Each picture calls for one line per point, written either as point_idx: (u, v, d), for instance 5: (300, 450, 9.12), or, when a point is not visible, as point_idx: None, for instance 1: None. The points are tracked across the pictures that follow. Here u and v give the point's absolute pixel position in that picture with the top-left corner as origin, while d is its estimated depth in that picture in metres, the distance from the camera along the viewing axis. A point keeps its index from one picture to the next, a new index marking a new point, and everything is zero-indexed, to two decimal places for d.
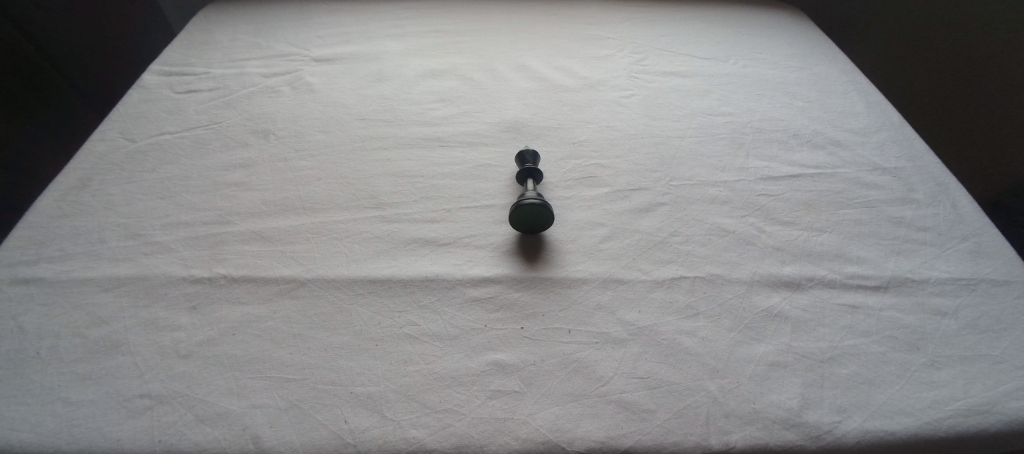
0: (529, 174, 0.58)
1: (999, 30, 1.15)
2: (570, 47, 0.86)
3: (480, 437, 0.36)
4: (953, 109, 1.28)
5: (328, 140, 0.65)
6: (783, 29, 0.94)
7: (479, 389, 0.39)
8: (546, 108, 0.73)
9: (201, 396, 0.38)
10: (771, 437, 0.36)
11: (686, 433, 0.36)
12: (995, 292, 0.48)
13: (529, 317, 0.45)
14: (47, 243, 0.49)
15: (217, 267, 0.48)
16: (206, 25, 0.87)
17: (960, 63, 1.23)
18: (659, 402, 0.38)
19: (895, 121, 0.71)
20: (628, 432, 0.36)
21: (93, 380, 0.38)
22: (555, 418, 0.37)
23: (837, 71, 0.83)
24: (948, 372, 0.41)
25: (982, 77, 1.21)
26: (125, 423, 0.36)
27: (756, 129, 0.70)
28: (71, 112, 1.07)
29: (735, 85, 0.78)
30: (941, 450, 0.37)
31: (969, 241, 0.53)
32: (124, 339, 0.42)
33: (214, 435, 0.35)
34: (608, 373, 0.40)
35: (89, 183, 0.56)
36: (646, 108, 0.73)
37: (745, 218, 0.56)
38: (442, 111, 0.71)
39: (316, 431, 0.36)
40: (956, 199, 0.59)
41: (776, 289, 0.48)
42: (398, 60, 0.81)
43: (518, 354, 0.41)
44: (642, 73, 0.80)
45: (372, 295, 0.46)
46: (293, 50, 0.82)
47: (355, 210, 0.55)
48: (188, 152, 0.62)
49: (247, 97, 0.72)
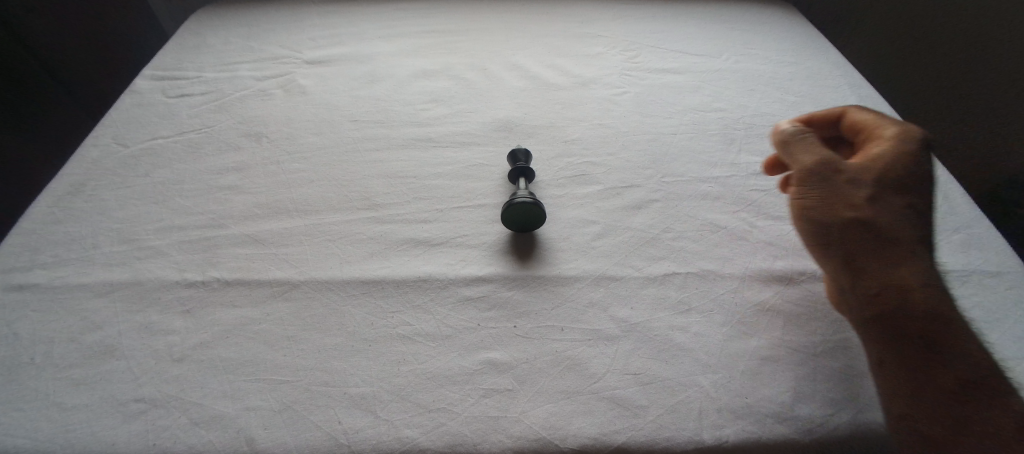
0: (522, 174, 0.58)
1: (992, 24, 1.14)
2: (562, 45, 0.86)
3: (473, 435, 0.36)
4: (942, 102, 1.27)
5: (321, 143, 0.65)
6: (775, 24, 0.94)
7: (472, 388, 0.39)
8: (538, 107, 0.73)
9: (196, 399, 0.38)
10: (763, 433, 0.36)
11: (678, 428, 0.37)
12: (989, 283, 0.48)
13: (522, 315, 0.45)
14: (42, 249, 0.49)
15: (210, 271, 0.48)
16: (199, 29, 0.87)
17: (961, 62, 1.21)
18: (652, 398, 0.38)
19: (888, 115, 0.72)
20: (621, 428, 0.37)
21: (88, 385, 0.39)
22: (549, 415, 0.37)
23: (829, 66, 0.83)
24: None
25: (972, 71, 1.20)
26: (119, 427, 0.36)
27: (748, 125, 0.70)
28: (63, 113, 1.04)
29: (728, 80, 0.79)
30: None
31: (961, 232, 0.54)
32: (118, 344, 0.42)
33: (208, 437, 0.36)
34: (602, 369, 0.41)
35: (83, 188, 0.57)
36: (637, 105, 0.73)
37: (737, 213, 0.56)
38: (435, 111, 0.71)
39: (310, 432, 0.36)
40: (948, 191, 0.59)
41: (769, 284, 0.48)
42: (391, 60, 0.82)
43: (511, 353, 0.42)
44: (635, 71, 0.80)
45: (366, 297, 0.46)
46: (286, 53, 0.82)
47: (348, 212, 0.55)
48: (181, 156, 0.62)
49: (239, 101, 0.72)
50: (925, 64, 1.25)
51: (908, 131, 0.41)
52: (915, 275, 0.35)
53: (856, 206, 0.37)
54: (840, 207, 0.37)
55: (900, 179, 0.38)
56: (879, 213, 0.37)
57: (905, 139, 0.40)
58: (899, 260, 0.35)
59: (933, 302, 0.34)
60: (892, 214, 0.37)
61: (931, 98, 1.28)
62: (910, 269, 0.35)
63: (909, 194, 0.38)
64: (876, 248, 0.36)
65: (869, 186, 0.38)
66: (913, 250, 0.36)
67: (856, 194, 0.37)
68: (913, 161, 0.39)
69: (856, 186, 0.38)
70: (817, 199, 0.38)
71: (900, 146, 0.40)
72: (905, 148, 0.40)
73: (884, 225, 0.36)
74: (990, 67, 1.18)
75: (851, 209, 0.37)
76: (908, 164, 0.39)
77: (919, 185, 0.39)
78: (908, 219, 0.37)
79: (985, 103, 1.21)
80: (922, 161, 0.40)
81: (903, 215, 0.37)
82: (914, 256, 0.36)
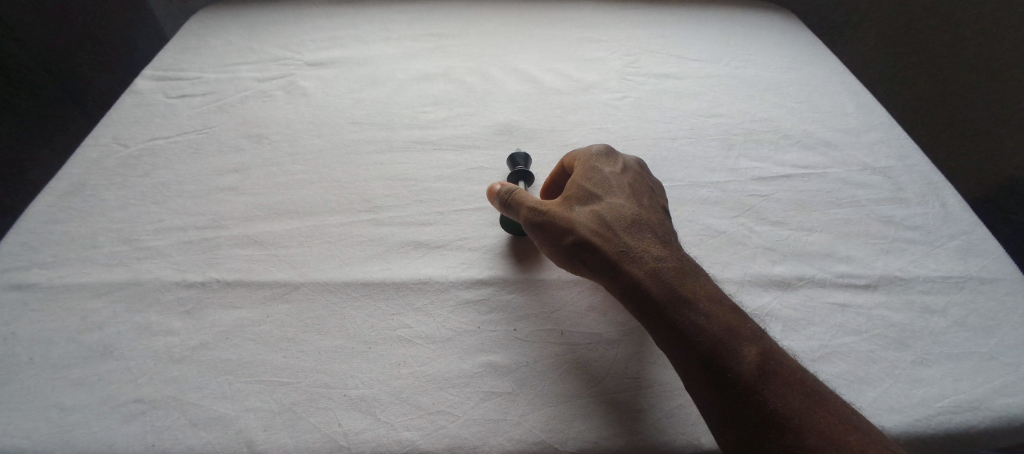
0: (521, 177, 0.58)
1: (989, 25, 1.14)
2: (563, 50, 0.87)
3: (473, 438, 0.37)
4: (943, 104, 1.26)
5: (322, 144, 0.65)
6: (774, 31, 0.95)
7: (472, 391, 0.40)
8: (539, 111, 0.73)
9: (196, 400, 0.38)
10: (636, 433, 0.38)
11: (676, 432, 0.38)
12: (983, 289, 0.50)
13: (521, 319, 0.45)
14: (41, 248, 0.49)
15: (210, 272, 0.48)
16: (201, 30, 0.87)
17: (962, 66, 1.20)
18: (650, 402, 0.40)
19: (885, 122, 0.72)
20: (619, 431, 0.38)
21: (87, 385, 0.39)
22: (548, 418, 0.38)
23: (827, 72, 0.83)
24: (938, 369, 0.43)
25: (972, 72, 1.19)
26: (119, 428, 0.37)
27: (747, 131, 0.70)
28: (68, 111, 1.01)
29: (727, 86, 0.79)
30: (919, 446, 0.39)
31: (958, 239, 0.55)
32: (116, 344, 0.42)
33: (207, 438, 0.36)
34: (600, 372, 0.41)
35: (82, 188, 0.57)
36: (637, 110, 0.73)
37: (736, 218, 0.57)
38: (435, 114, 0.71)
39: (310, 435, 0.37)
40: (944, 198, 0.60)
41: (767, 289, 0.49)
42: (392, 63, 0.82)
43: (512, 356, 0.42)
44: (635, 76, 0.81)
45: (367, 299, 0.46)
46: (287, 54, 0.82)
47: (348, 214, 0.55)
48: (182, 157, 0.62)
49: (240, 101, 0.72)
50: (926, 66, 1.25)
51: (586, 155, 0.51)
52: (627, 264, 0.42)
53: (568, 232, 0.44)
54: (557, 240, 0.45)
55: (589, 194, 0.47)
56: (582, 229, 0.44)
57: (581, 165, 0.50)
58: (611, 260, 0.42)
59: (644, 282, 0.41)
60: (593, 225, 0.44)
61: (932, 100, 1.27)
62: (618, 263, 0.42)
63: (602, 199, 0.46)
64: (594, 259, 0.43)
65: (568, 212, 0.45)
66: (625, 249, 0.43)
67: (562, 224, 0.45)
68: (587, 176, 0.49)
69: (560, 215, 0.45)
70: (544, 239, 0.46)
71: (581, 172, 0.49)
72: (585, 171, 0.49)
73: (591, 239, 0.43)
74: (989, 67, 1.16)
75: (565, 236, 0.44)
76: (591, 182, 0.48)
77: (605, 189, 0.47)
78: (608, 222, 0.45)
79: (982, 109, 1.20)
80: (600, 172, 0.49)
81: (601, 221, 0.45)
82: (621, 250, 0.43)
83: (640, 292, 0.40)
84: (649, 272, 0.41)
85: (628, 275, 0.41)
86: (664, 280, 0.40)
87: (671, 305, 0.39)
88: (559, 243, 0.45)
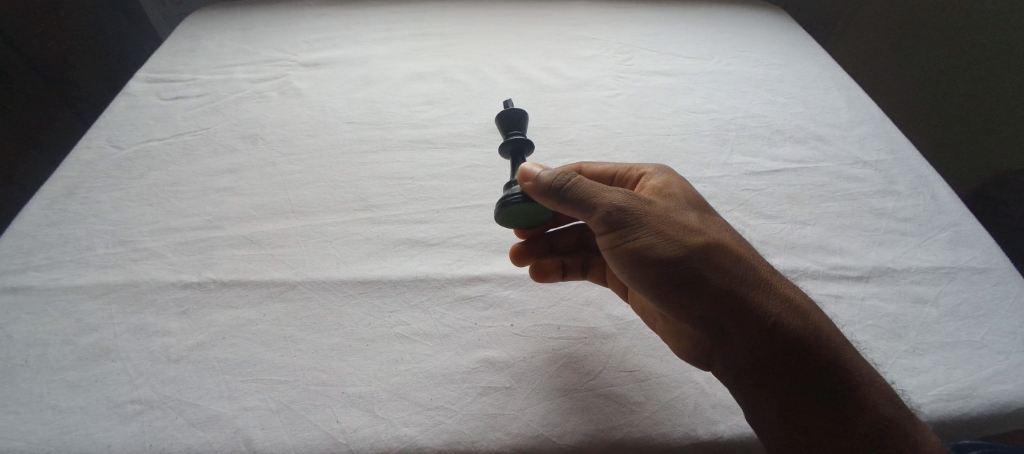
0: (519, 147, 0.52)
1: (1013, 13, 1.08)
2: (557, 49, 0.87)
3: (472, 432, 0.38)
4: (954, 95, 1.23)
5: (318, 144, 0.65)
6: (766, 27, 0.95)
7: (470, 387, 0.40)
8: (533, 108, 0.73)
9: (192, 400, 0.38)
10: (639, 427, 0.38)
11: (673, 424, 0.38)
12: (975, 279, 0.50)
13: (518, 314, 0.45)
14: (35, 251, 0.49)
15: (205, 272, 0.48)
16: (194, 32, 0.87)
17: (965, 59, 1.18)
18: (648, 394, 0.40)
19: (875, 116, 0.73)
20: (617, 423, 0.38)
21: (83, 387, 0.39)
22: (545, 413, 0.39)
23: (818, 68, 0.84)
24: (930, 358, 0.44)
25: (988, 62, 1.15)
26: (115, 429, 0.37)
27: (740, 126, 0.70)
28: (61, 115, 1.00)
29: (719, 82, 0.80)
30: None
31: (948, 230, 0.55)
32: (113, 345, 0.42)
33: (205, 438, 0.37)
34: (620, 379, 0.41)
35: (76, 191, 0.56)
36: (632, 107, 0.74)
37: (729, 212, 0.57)
38: (430, 113, 0.72)
39: (308, 432, 0.37)
40: (935, 190, 0.61)
41: None
42: (386, 63, 0.82)
43: (508, 351, 0.42)
44: (628, 73, 0.81)
45: (363, 296, 0.46)
46: (281, 56, 0.82)
47: (344, 213, 0.55)
48: (176, 158, 0.62)
49: (235, 103, 0.72)
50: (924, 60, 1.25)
51: (670, 169, 0.50)
52: (768, 284, 0.39)
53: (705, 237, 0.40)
54: (684, 237, 0.39)
55: (696, 202, 0.45)
56: (710, 234, 0.40)
57: (671, 176, 0.49)
58: (745, 269, 0.39)
59: (788, 299, 0.38)
60: (717, 232, 0.41)
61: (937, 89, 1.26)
62: (751, 273, 0.39)
63: (710, 211, 0.45)
64: (737, 272, 0.39)
65: (692, 218, 0.42)
66: (763, 268, 0.40)
67: (687, 223, 0.40)
68: (690, 189, 0.47)
69: (687, 220, 0.41)
70: (665, 233, 0.39)
71: (676, 182, 0.48)
72: (681, 183, 0.48)
73: (732, 251, 0.40)
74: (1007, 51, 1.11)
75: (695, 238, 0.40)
76: (696, 195, 0.46)
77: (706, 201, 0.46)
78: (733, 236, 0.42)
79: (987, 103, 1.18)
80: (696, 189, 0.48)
81: (729, 235, 0.42)
82: (761, 270, 0.40)
83: (786, 310, 0.38)
84: (785, 289, 0.39)
85: (772, 293, 0.38)
86: (806, 301, 0.39)
87: (815, 324, 0.37)
88: (686, 241, 0.39)
